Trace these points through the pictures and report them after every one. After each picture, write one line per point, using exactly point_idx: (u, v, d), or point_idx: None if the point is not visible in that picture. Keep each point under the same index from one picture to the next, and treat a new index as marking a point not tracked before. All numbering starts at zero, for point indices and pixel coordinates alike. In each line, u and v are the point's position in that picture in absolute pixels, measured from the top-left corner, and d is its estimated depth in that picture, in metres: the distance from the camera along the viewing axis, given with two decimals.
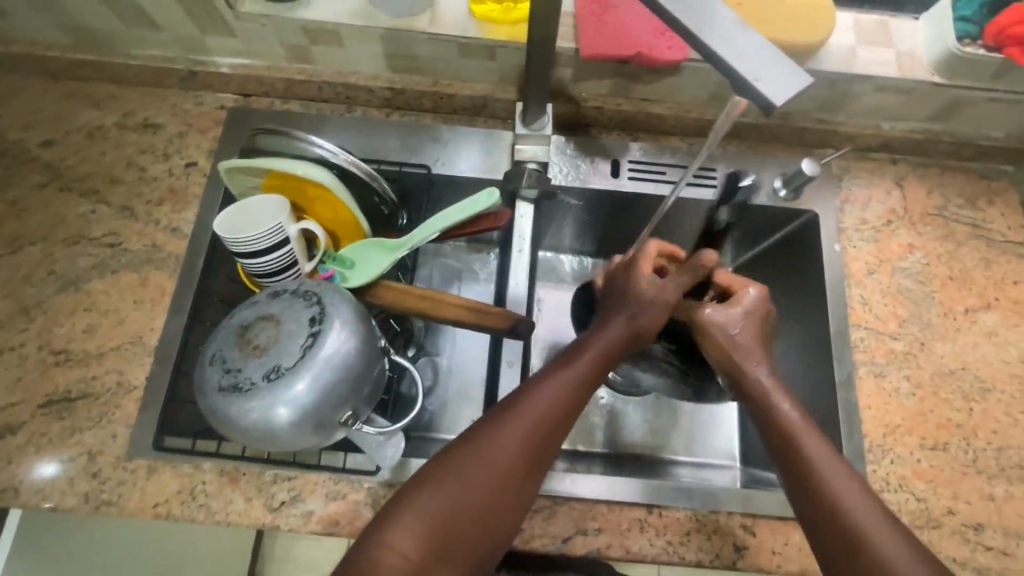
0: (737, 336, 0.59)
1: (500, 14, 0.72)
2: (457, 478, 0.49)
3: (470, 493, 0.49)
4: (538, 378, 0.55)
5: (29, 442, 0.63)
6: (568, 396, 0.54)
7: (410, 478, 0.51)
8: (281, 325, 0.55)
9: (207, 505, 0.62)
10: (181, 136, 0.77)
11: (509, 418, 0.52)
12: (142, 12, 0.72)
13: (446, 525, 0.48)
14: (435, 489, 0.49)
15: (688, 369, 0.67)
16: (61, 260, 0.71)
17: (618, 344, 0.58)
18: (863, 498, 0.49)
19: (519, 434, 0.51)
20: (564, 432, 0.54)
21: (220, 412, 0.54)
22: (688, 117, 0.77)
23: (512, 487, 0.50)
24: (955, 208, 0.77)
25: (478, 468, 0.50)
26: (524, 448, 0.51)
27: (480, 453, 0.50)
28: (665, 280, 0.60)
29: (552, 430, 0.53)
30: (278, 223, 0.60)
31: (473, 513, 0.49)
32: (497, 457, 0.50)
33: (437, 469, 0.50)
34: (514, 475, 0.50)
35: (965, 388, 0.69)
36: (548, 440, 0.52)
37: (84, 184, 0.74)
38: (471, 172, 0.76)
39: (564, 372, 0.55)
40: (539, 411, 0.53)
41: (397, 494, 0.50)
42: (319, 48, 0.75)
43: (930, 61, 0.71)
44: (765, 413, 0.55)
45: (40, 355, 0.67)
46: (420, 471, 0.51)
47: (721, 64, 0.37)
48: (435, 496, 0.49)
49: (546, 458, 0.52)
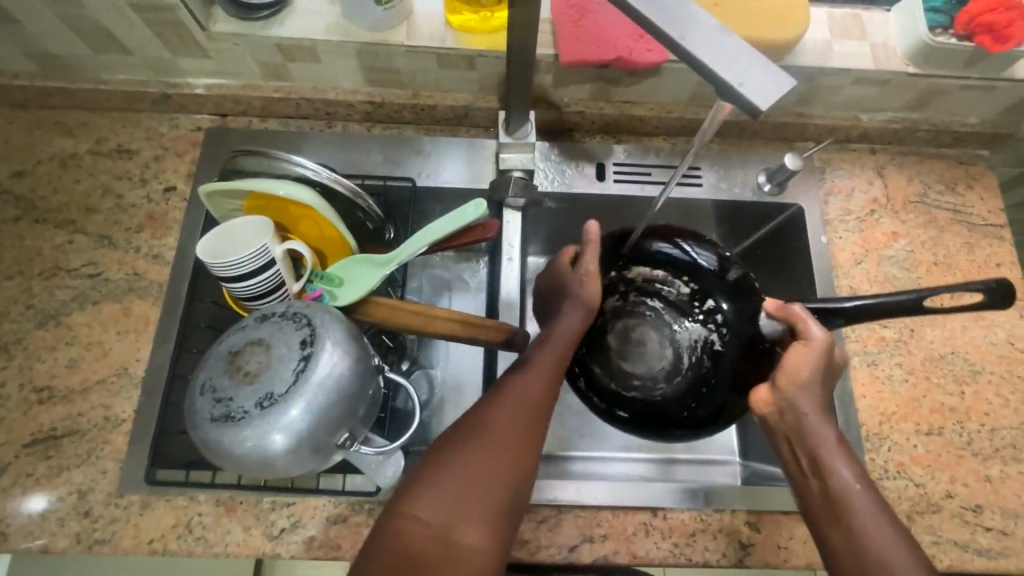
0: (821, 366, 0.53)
1: (476, 23, 0.71)
2: (451, 471, 0.48)
3: (467, 485, 0.48)
4: (507, 379, 0.55)
5: (16, 483, 0.61)
6: (546, 374, 0.55)
7: (396, 496, 0.48)
8: (271, 349, 0.54)
9: (204, 538, 0.60)
10: (158, 159, 0.76)
11: (487, 414, 0.51)
12: (109, 37, 0.70)
13: (444, 523, 0.46)
14: (432, 488, 0.47)
15: (694, 369, 0.64)
16: (39, 294, 0.69)
17: (573, 323, 0.59)
18: (882, 522, 0.47)
19: (505, 419, 0.51)
20: (545, 416, 0.53)
21: (213, 442, 0.53)
22: (670, 118, 0.77)
23: (503, 475, 0.49)
24: (936, 194, 0.78)
25: (472, 459, 0.49)
26: (514, 428, 0.51)
27: (465, 459, 0.49)
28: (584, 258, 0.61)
29: (535, 408, 0.53)
30: (263, 244, 0.59)
31: (472, 505, 0.47)
32: (487, 443, 0.50)
33: (425, 483, 0.48)
34: (507, 455, 0.49)
35: (956, 372, 0.70)
36: (528, 436, 0.51)
37: (60, 215, 0.72)
38: (456, 182, 0.75)
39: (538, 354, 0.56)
40: (518, 396, 0.53)
41: (393, 503, 0.48)
42: (296, 64, 0.74)
43: (904, 52, 0.72)
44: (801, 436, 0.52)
45: (22, 394, 0.65)
46: (406, 486, 0.49)
47: (707, 69, 0.38)
48: (433, 496, 0.47)
49: (528, 457, 0.50)
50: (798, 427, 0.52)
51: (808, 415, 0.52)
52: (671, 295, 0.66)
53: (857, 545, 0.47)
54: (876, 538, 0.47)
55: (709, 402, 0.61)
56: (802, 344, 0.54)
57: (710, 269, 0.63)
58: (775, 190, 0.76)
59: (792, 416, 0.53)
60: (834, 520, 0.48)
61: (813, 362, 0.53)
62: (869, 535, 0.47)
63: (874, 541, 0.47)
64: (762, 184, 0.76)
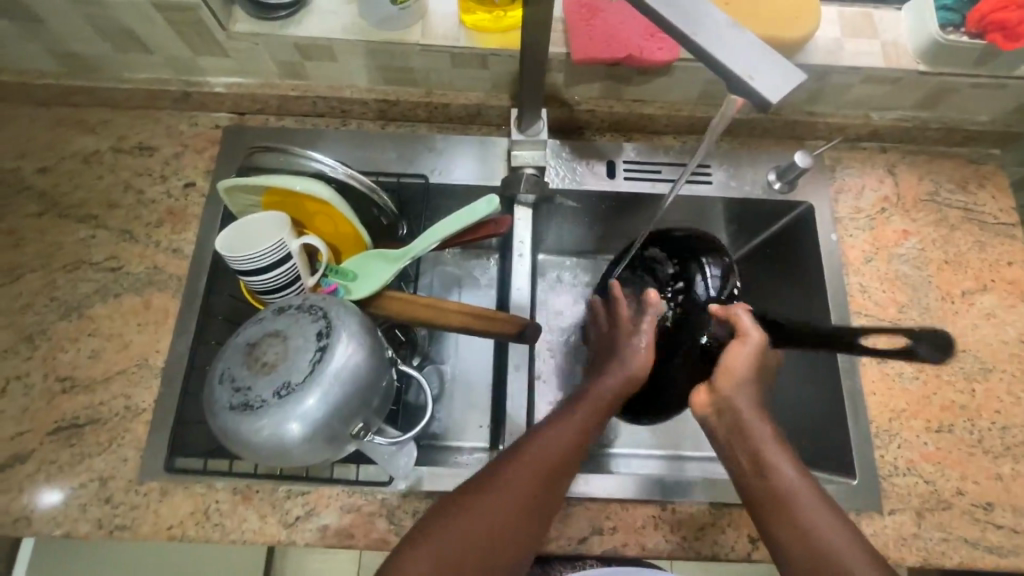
0: (755, 368, 0.55)
1: (490, 23, 0.72)
2: (462, 521, 0.49)
3: (477, 534, 0.49)
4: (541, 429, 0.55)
5: (39, 470, 0.63)
6: (575, 433, 0.54)
7: (414, 527, 0.51)
8: (289, 341, 0.55)
9: (222, 525, 0.61)
10: (177, 156, 0.77)
11: (511, 465, 0.52)
12: (132, 37, 0.72)
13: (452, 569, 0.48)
14: (440, 534, 0.49)
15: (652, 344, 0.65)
16: (63, 286, 0.71)
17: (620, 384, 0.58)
18: (828, 516, 0.49)
19: (527, 476, 0.51)
20: (568, 475, 0.53)
21: (231, 430, 0.54)
22: (680, 116, 0.78)
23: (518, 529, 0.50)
24: (947, 192, 0.78)
25: (481, 512, 0.50)
26: (529, 489, 0.51)
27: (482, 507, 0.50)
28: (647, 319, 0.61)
29: (557, 468, 0.52)
30: (280, 239, 0.61)
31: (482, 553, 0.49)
32: (500, 497, 0.50)
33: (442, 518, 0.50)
34: (526, 509, 0.50)
35: (966, 369, 0.70)
36: (549, 493, 0.52)
37: (83, 210, 0.74)
38: (468, 179, 0.76)
39: (572, 410, 0.56)
40: (546, 453, 0.53)
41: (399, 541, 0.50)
42: (312, 63, 0.75)
43: (914, 51, 0.73)
44: (744, 437, 0.53)
45: (46, 383, 0.67)
46: (422, 521, 0.51)
47: (718, 64, 0.38)
48: (440, 541, 0.49)
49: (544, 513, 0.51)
50: (740, 427, 0.53)
51: (748, 418, 0.53)
52: (659, 274, 0.66)
53: (811, 548, 0.48)
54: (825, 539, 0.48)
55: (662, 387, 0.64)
56: (740, 342, 0.55)
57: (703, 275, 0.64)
58: (786, 188, 0.76)
59: (734, 418, 0.53)
60: (786, 524, 0.49)
61: (748, 357, 0.55)
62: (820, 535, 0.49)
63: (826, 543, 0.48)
64: (772, 182, 0.77)
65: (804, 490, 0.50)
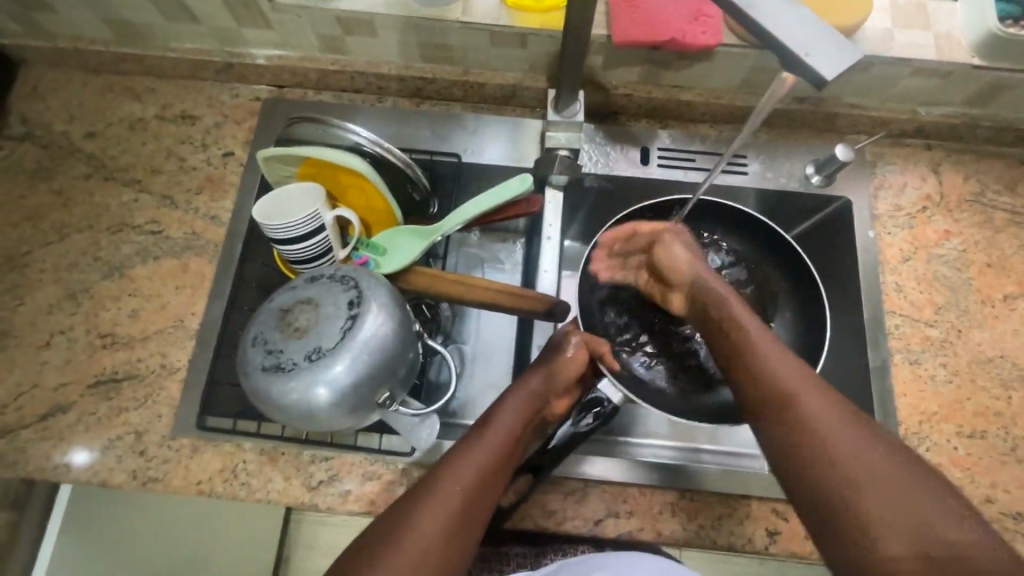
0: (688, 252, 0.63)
1: (531, 2, 0.71)
2: (452, 489, 0.49)
3: (469, 505, 0.49)
4: (503, 396, 0.59)
5: (79, 420, 0.66)
6: (534, 398, 0.59)
7: (401, 499, 0.50)
8: (319, 307, 0.56)
9: (249, 484, 0.63)
10: (218, 126, 0.79)
11: (491, 430, 0.54)
12: (180, 6, 0.73)
13: (444, 545, 0.46)
14: (431, 508, 0.48)
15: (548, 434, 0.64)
16: (106, 247, 0.73)
17: (572, 368, 0.62)
18: (782, 362, 0.50)
19: (501, 433, 0.54)
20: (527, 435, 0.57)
21: (263, 391, 0.55)
22: (718, 104, 0.77)
23: (495, 480, 0.52)
24: (993, 193, 0.76)
25: (462, 464, 0.51)
26: (503, 444, 0.54)
27: (464, 462, 0.51)
28: (573, 349, 0.63)
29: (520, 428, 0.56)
30: (315, 210, 0.62)
31: (471, 528, 0.48)
32: (486, 462, 0.52)
33: (431, 479, 0.50)
34: (500, 460, 0.53)
35: (1003, 376, 0.68)
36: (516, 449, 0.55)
37: (126, 175, 0.77)
38: (499, 160, 0.77)
39: (528, 376, 0.60)
40: (517, 417, 0.56)
41: (380, 522, 0.48)
42: (353, 38, 0.76)
43: (971, 44, 0.69)
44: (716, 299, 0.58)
45: (88, 338, 0.69)
46: (412, 490, 0.50)
47: (772, 40, 0.38)
48: (426, 516, 0.47)
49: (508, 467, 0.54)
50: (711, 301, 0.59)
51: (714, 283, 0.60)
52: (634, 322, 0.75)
53: (760, 386, 0.49)
54: (788, 382, 0.48)
55: (687, 373, 0.73)
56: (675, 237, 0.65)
57: (573, 341, 0.63)
58: (824, 182, 0.75)
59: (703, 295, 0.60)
60: (739, 370, 0.51)
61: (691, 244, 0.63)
62: (772, 377, 0.49)
63: (793, 403, 0.47)
64: (810, 176, 0.76)
65: (758, 348, 0.52)
